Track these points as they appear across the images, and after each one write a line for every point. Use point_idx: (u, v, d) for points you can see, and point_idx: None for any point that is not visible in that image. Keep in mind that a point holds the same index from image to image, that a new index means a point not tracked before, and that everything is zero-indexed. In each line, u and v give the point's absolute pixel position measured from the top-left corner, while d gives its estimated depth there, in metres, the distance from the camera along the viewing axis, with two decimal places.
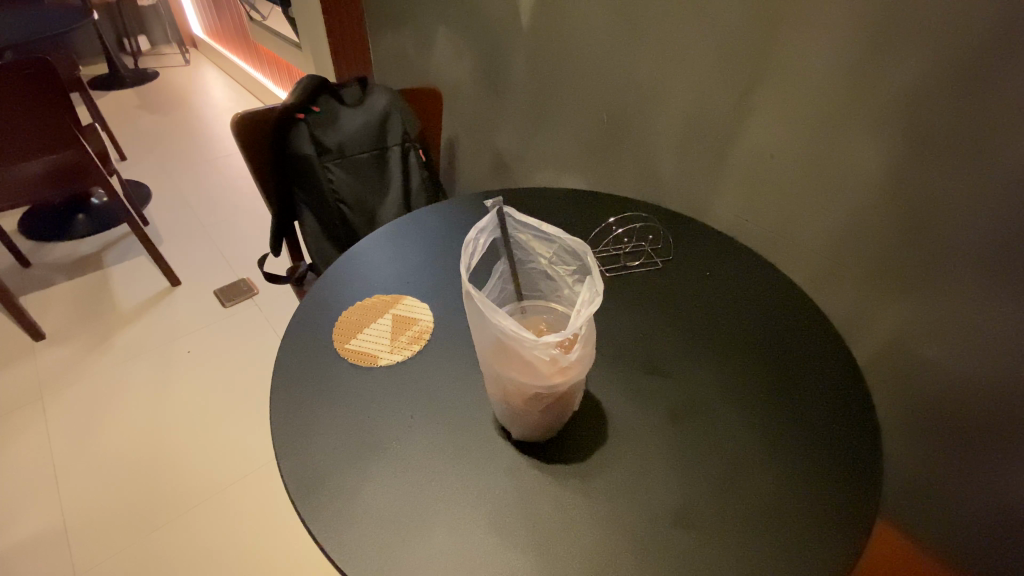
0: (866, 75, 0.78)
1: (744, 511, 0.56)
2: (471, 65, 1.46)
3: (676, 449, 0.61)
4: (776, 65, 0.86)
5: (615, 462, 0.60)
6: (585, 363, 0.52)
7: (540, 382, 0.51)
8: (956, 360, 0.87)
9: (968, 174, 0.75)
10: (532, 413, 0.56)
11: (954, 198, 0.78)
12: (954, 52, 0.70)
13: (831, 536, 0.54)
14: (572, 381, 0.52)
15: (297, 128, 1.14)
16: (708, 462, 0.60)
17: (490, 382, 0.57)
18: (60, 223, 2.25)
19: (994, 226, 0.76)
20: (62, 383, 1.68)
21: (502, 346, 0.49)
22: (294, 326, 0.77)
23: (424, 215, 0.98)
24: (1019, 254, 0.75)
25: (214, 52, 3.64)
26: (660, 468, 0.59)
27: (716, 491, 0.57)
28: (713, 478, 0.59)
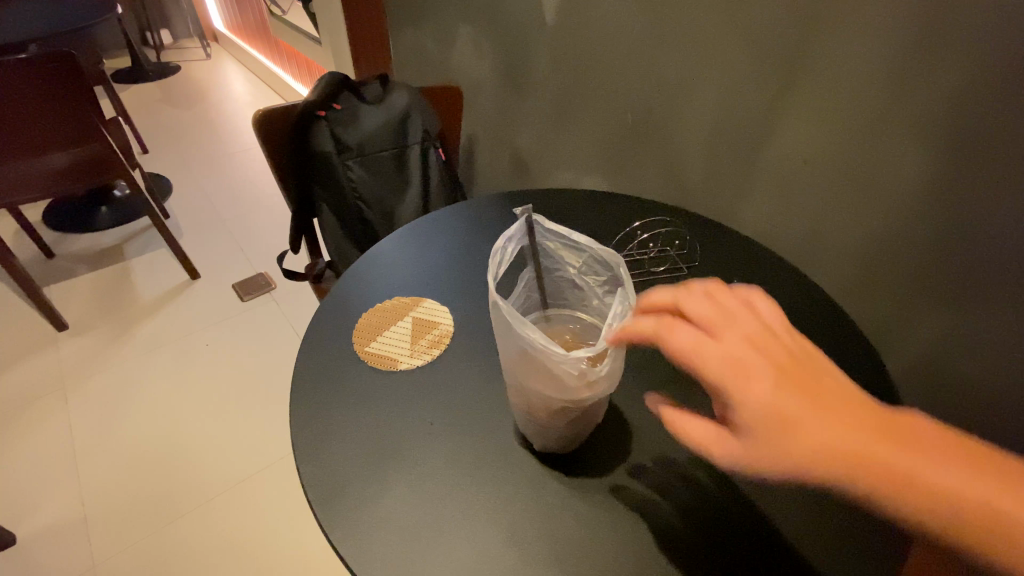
0: (906, 80, 0.75)
1: (774, 535, 0.54)
2: (491, 63, 1.44)
3: (704, 458, 0.60)
4: (811, 68, 0.83)
5: (638, 475, 0.58)
6: (612, 378, 0.51)
7: (565, 395, 0.49)
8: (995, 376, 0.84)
9: (1011, 186, 0.71)
10: (556, 424, 0.54)
11: (995, 212, 0.74)
12: (1000, 59, 0.67)
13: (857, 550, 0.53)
14: (598, 395, 0.51)
15: (317, 126, 1.14)
16: (736, 480, 0.58)
17: (513, 392, 0.56)
18: (84, 215, 2.29)
19: None
20: (84, 373, 1.70)
21: (529, 358, 0.48)
22: (314, 328, 0.76)
23: (445, 216, 0.97)
24: None
25: (235, 45, 3.67)
26: (686, 477, 0.58)
27: (744, 512, 0.56)
28: (740, 487, 0.58)
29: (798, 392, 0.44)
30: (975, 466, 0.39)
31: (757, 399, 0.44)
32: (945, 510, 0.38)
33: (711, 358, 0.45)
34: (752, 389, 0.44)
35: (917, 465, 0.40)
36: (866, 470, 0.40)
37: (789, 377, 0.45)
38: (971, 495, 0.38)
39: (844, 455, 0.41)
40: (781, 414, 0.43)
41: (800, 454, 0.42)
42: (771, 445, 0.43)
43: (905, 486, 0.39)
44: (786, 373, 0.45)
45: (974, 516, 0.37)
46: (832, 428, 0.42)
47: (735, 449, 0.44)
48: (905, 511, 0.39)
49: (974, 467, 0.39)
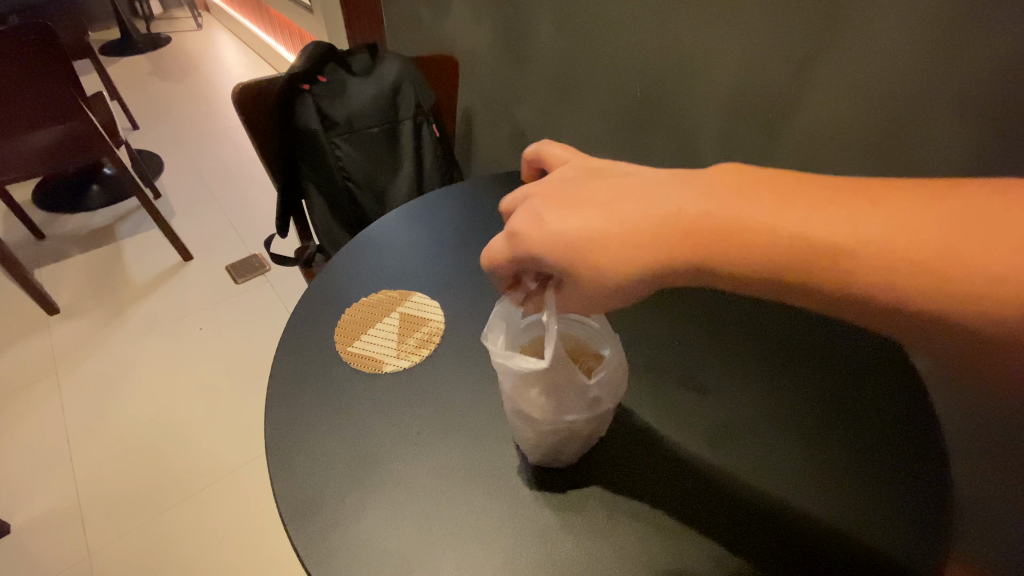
0: (948, 43, 0.67)
1: (795, 542, 0.50)
2: (489, 31, 1.35)
3: (720, 467, 0.55)
4: (841, 35, 0.75)
5: (638, 483, 0.54)
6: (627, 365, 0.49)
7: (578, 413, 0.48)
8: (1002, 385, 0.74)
9: None
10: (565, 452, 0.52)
11: None
12: None
13: (898, 541, 0.50)
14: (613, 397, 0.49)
15: (302, 100, 1.06)
16: (743, 484, 0.54)
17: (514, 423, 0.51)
18: (73, 194, 2.22)
19: None
20: (76, 358, 1.67)
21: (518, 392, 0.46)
22: (297, 322, 0.71)
23: (438, 197, 0.90)
24: None
25: (227, 16, 3.54)
26: (703, 491, 0.53)
27: (771, 524, 0.51)
28: (763, 492, 0.53)
29: (593, 202, 0.44)
30: (768, 204, 0.40)
31: (552, 240, 0.44)
32: (759, 256, 0.39)
33: (506, 240, 0.47)
34: (538, 242, 0.45)
35: (738, 211, 0.40)
36: (688, 257, 0.40)
37: (578, 198, 0.45)
38: (776, 233, 0.38)
39: (663, 253, 0.41)
40: (583, 237, 0.43)
41: (624, 270, 0.42)
42: (601, 264, 0.42)
43: (730, 241, 0.39)
44: (567, 199, 0.46)
45: (788, 247, 0.38)
46: (634, 222, 0.42)
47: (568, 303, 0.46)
48: (736, 274, 0.40)
49: (765, 206, 0.40)
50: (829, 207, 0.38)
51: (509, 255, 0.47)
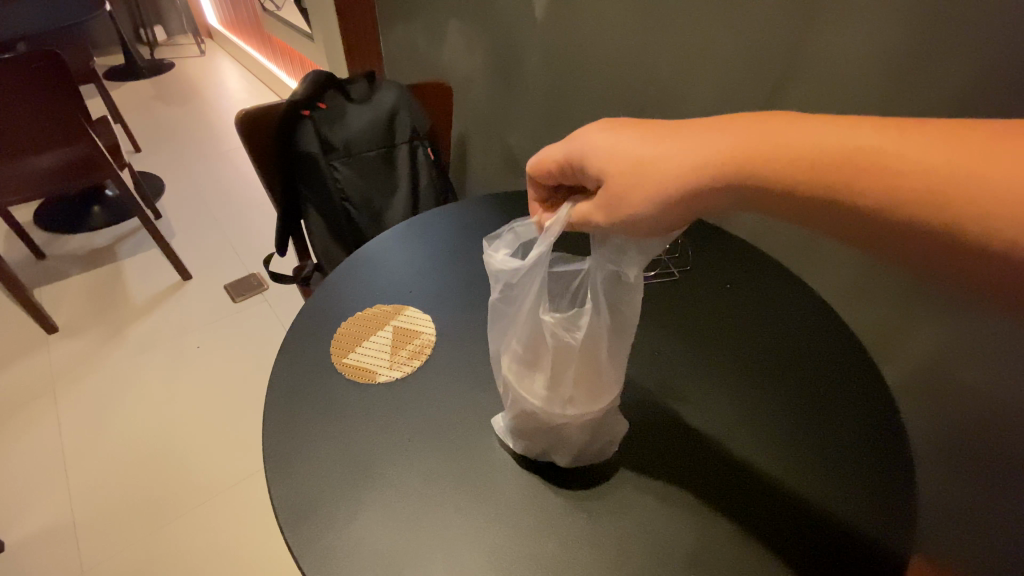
0: (909, 70, 0.73)
1: (786, 529, 0.54)
2: (482, 60, 1.41)
3: (709, 471, 0.58)
4: (809, 67, 0.82)
5: (638, 461, 0.59)
6: (590, 353, 0.51)
7: (528, 352, 0.54)
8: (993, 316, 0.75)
9: None
10: (516, 427, 0.57)
11: None
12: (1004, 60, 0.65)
13: (876, 521, 0.54)
14: (562, 369, 0.52)
15: (302, 125, 1.11)
16: (738, 462, 0.59)
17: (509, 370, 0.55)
18: (75, 214, 2.26)
19: None
20: (75, 375, 1.68)
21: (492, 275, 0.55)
22: (294, 336, 0.74)
23: (433, 217, 0.94)
24: None
25: (229, 43, 3.65)
26: (697, 494, 0.57)
27: (763, 519, 0.55)
28: (751, 489, 0.57)
29: (646, 132, 0.51)
30: (810, 131, 0.44)
31: (602, 158, 0.51)
32: (783, 175, 0.44)
33: (563, 155, 0.55)
34: (590, 158, 0.52)
35: (783, 135, 0.45)
36: (722, 172, 0.46)
37: (635, 127, 0.52)
38: (797, 153, 0.44)
39: (705, 167, 0.46)
40: (628, 157, 0.50)
41: (665, 184, 0.47)
42: (643, 180, 0.48)
43: (768, 158, 0.45)
44: (626, 128, 0.52)
45: (814, 161, 0.43)
46: (681, 147, 0.48)
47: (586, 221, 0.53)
48: (758, 189, 0.45)
49: (797, 132, 0.45)
50: (863, 125, 0.43)
51: (563, 161, 0.55)
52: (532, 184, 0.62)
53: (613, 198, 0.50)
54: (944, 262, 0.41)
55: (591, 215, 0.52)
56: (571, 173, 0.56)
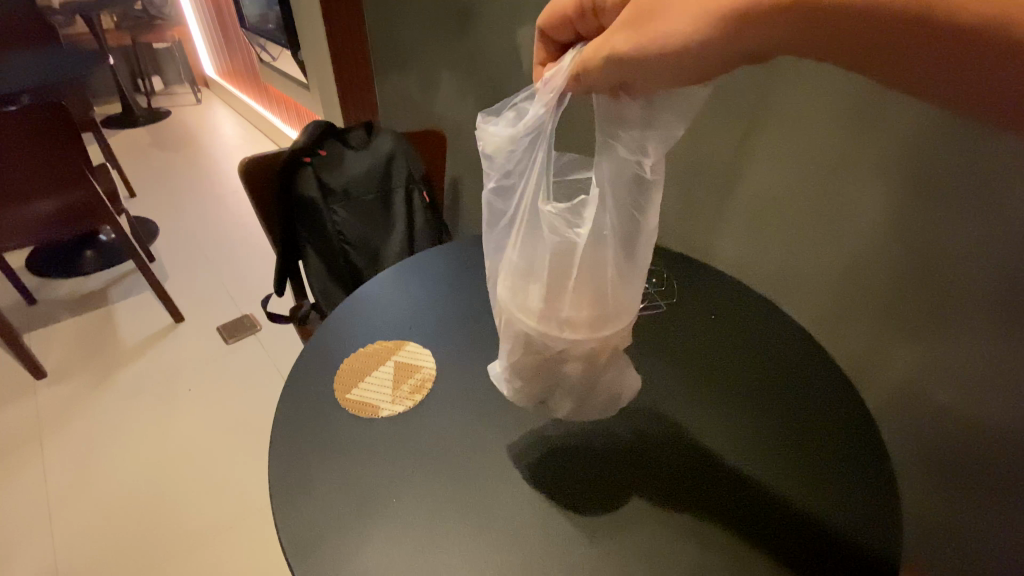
0: (861, 110, 0.76)
1: (782, 535, 0.57)
2: (473, 107, 1.49)
3: (704, 485, 0.62)
4: (771, 111, 0.85)
5: (646, 478, 0.62)
6: (593, 249, 0.53)
7: (527, 250, 0.55)
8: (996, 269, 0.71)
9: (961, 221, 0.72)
10: (515, 363, 0.58)
11: (953, 254, 0.75)
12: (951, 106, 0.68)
13: (863, 523, 0.58)
14: (563, 269, 0.54)
15: (303, 171, 1.16)
16: (737, 470, 0.63)
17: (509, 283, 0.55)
18: (68, 259, 2.27)
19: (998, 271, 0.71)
20: (62, 421, 1.66)
21: (491, 157, 0.57)
22: (297, 373, 0.76)
23: (431, 257, 0.98)
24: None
25: (225, 91, 3.77)
26: (694, 510, 0.59)
27: (757, 526, 0.58)
28: (744, 499, 0.60)
29: None
30: None
31: None
32: None
33: None
34: None
35: None
36: None
37: None
38: None
39: None
40: None
41: None
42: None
43: None
44: None
45: None
46: None
47: (592, 62, 0.50)
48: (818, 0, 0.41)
49: None
50: None
51: None
52: (537, 44, 0.60)
53: (638, 25, 0.47)
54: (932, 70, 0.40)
55: (609, 40, 0.49)
56: (591, 14, 0.54)
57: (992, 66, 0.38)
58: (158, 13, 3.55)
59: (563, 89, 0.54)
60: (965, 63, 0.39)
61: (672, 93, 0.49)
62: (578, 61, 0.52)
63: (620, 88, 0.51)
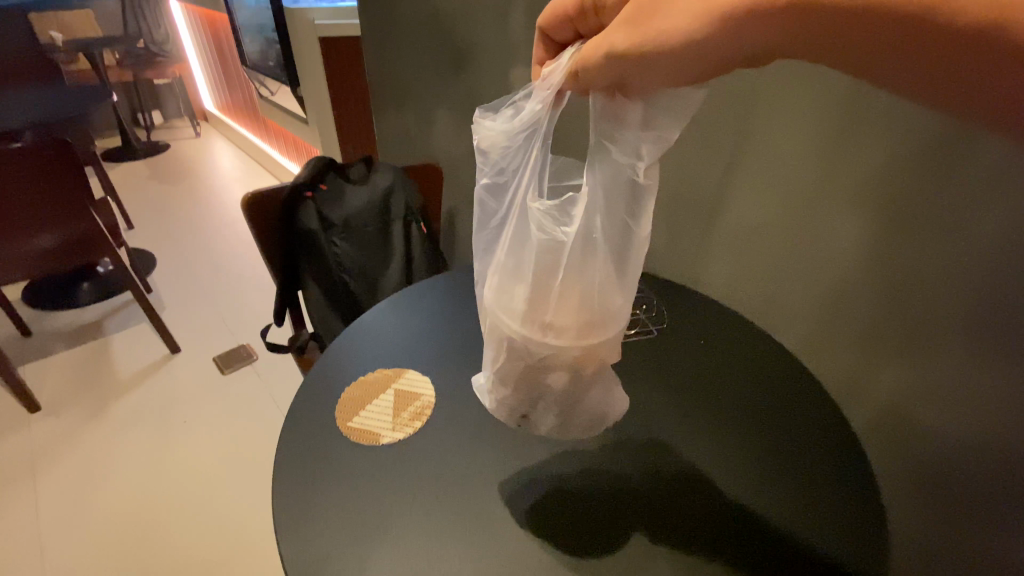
0: (835, 147, 0.81)
1: (776, 559, 0.59)
2: (469, 142, 1.54)
3: (699, 510, 0.64)
4: (752, 148, 0.91)
5: (652, 518, 0.63)
6: (581, 250, 0.52)
7: (515, 249, 0.54)
8: (962, 292, 0.75)
9: (928, 249, 0.77)
10: (499, 369, 0.58)
11: (922, 282, 0.79)
12: (911, 147, 0.74)
13: (852, 546, 0.60)
14: (550, 270, 0.53)
15: (304, 205, 1.20)
16: (741, 505, 0.64)
17: (497, 278, 0.55)
18: (65, 291, 2.28)
19: (968, 296, 0.75)
20: (56, 455, 1.64)
21: (485, 154, 0.58)
22: (298, 403, 0.78)
23: (428, 286, 1.01)
24: (991, 320, 0.74)
25: (224, 125, 3.85)
26: (689, 534, 0.61)
27: (753, 550, 0.60)
28: (737, 523, 0.62)
29: None
30: None
31: None
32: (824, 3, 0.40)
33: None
34: None
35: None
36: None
37: None
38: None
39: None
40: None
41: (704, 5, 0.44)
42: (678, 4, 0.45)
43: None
44: None
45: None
46: None
47: (590, 60, 0.50)
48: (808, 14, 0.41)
49: None
50: None
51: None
52: (538, 44, 0.62)
53: (637, 23, 0.47)
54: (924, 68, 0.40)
55: (609, 38, 0.49)
56: (592, 13, 0.56)
57: (978, 65, 0.38)
58: (160, 50, 3.65)
59: (560, 87, 0.54)
60: (951, 64, 0.39)
61: (671, 94, 0.49)
62: (577, 58, 0.52)
63: (617, 89, 0.51)
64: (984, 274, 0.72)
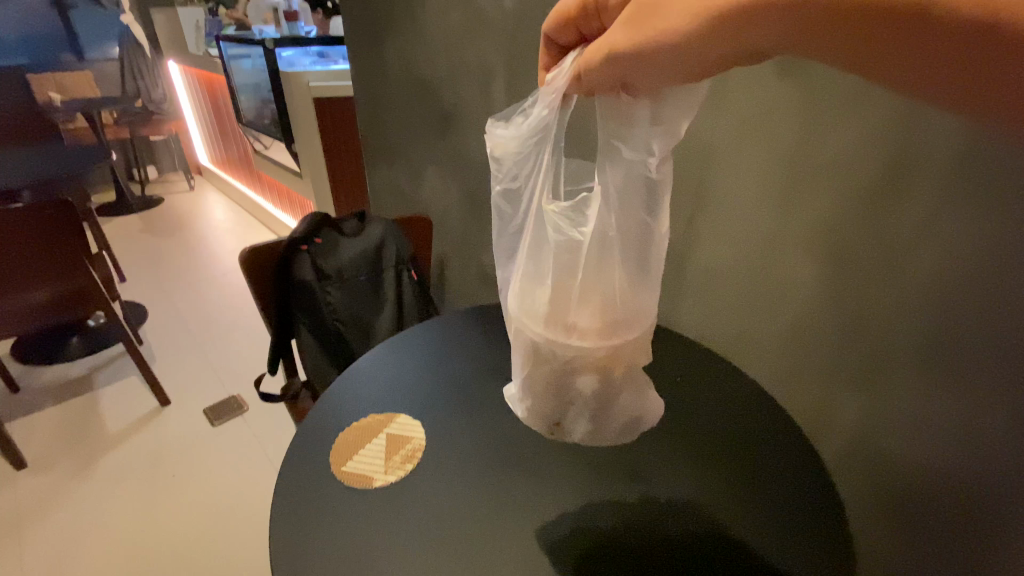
0: (785, 195, 0.90)
1: None
2: (457, 194, 1.62)
3: (686, 541, 0.67)
4: (714, 199, 1.00)
5: (655, 559, 0.65)
6: (597, 247, 0.58)
7: (536, 252, 0.61)
8: (907, 326, 0.82)
9: (874, 286, 0.84)
10: (527, 376, 0.63)
11: (871, 317, 0.86)
12: (850, 197, 0.82)
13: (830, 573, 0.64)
14: (570, 267, 0.60)
15: (300, 258, 1.26)
16: (737, 546, 0.66)
17: (524, 285, 0.62)
18: (55, 345, 2.28)
19: (914, 330, 0.81)
20: (41, 513, 1.61)
21: (498, 160, 0.63)
22: (294, 451, 0.80)
23: (419, 332, 1.06)
24: (934, 350, 0.80)
25: (218, 178, 3.96)
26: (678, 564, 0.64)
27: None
28: (722, 553, 0.65)
29: None
30: None
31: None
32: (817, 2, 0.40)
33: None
34: None
35: None
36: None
37: None
38: None
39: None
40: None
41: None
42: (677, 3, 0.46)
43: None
44: None
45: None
46: None
47: (594, 63, 0.52)
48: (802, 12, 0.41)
49: None
50: None
51: None
52: (542, 50, 0.62)
53: (638, 24, 0.48)
54: (931, 58, 0.38)
55: (609, 39, 0.50)
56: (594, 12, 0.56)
57: (973, 69, 0.37)
58: (157, 109, 3.78)
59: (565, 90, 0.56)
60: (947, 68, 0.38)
61: (681, 89, 0.51)
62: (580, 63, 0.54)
63: (622, 89, 0.53)
64: (927, 309, 0.79)
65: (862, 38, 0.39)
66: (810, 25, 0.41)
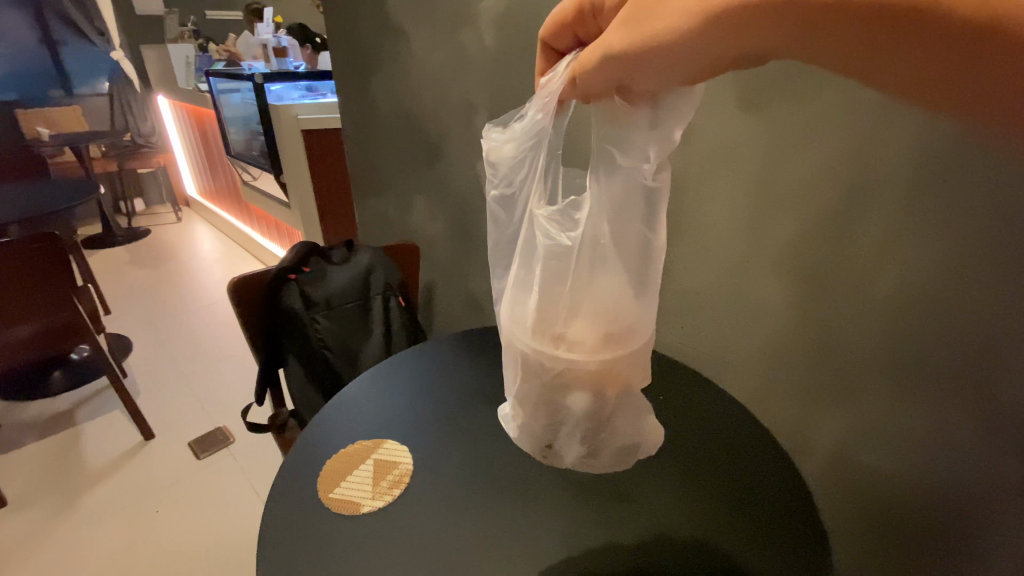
0: (753, 218, 0.93)
1: None
2: (443, 223, 1.66)
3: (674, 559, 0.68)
4: (687, 225, 1.03)
5: None
6: (589, 252, 0.60)
7: (528, 259, 0.63)
8: (873, 341, 0.86)
9: (840, 305, 0.88)
10: (520, 390, 0.66)
11: (838, 334, 0.90)
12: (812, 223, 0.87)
13: None
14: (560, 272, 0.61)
15: (288, 287, 1.27)
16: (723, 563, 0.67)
17: (516, 295, 0.64)
18: (36, 380, 2.24)
19: (880, 346, 0.85)
20: (18, 555, 1.56)
21: (494, 163, 0.65)
22: (282, 480, 0.80)
23: (406, 359, 1.07)
24: (901, 364, 0.84)
25: (206, 209, 3.98)
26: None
27: None
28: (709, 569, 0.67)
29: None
30: None
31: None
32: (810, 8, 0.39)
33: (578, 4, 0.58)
34: None
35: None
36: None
37: None
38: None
39: None
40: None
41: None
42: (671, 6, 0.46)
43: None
44: None
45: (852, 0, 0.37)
46: None
47: (589, 68, 0.53)
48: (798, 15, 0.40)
49: None
50: None
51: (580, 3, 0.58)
52: (540, 55, 0.66)
53: (632, 24, 0.49)
54: (920, 63, 0.37)
55: (606, 40, 0.51)
56: (590, 18, 0.59)
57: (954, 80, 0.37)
58: (146, 143, 3.82)
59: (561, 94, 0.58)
60: (932, 76, 0.37)
61: (678, 93, 0.51)
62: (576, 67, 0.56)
63: (618, 92, 0.54)
64: (891, 326, 0.83)
65: (856, 54, 0.39)
66: (796, 30, 0.40)
